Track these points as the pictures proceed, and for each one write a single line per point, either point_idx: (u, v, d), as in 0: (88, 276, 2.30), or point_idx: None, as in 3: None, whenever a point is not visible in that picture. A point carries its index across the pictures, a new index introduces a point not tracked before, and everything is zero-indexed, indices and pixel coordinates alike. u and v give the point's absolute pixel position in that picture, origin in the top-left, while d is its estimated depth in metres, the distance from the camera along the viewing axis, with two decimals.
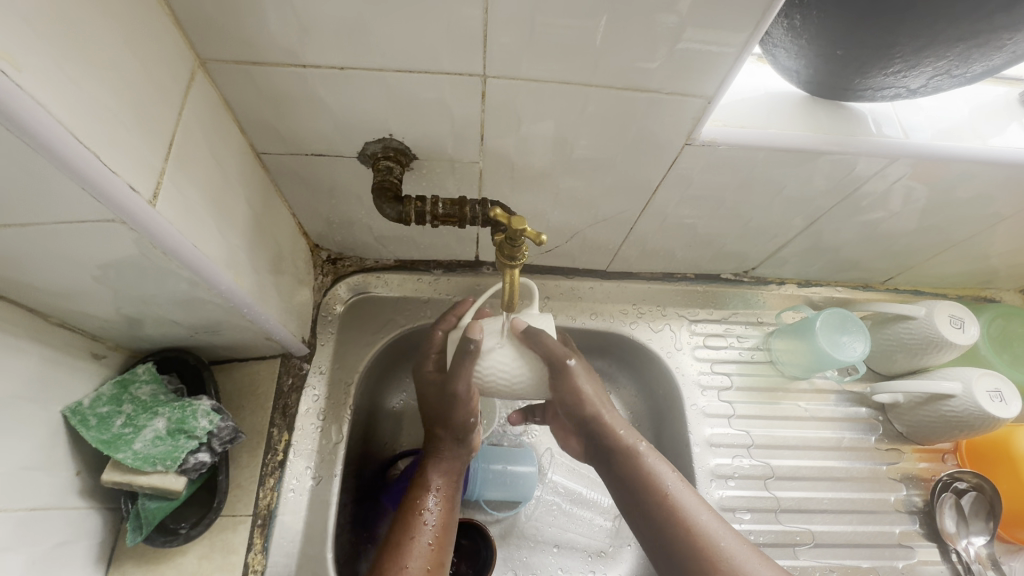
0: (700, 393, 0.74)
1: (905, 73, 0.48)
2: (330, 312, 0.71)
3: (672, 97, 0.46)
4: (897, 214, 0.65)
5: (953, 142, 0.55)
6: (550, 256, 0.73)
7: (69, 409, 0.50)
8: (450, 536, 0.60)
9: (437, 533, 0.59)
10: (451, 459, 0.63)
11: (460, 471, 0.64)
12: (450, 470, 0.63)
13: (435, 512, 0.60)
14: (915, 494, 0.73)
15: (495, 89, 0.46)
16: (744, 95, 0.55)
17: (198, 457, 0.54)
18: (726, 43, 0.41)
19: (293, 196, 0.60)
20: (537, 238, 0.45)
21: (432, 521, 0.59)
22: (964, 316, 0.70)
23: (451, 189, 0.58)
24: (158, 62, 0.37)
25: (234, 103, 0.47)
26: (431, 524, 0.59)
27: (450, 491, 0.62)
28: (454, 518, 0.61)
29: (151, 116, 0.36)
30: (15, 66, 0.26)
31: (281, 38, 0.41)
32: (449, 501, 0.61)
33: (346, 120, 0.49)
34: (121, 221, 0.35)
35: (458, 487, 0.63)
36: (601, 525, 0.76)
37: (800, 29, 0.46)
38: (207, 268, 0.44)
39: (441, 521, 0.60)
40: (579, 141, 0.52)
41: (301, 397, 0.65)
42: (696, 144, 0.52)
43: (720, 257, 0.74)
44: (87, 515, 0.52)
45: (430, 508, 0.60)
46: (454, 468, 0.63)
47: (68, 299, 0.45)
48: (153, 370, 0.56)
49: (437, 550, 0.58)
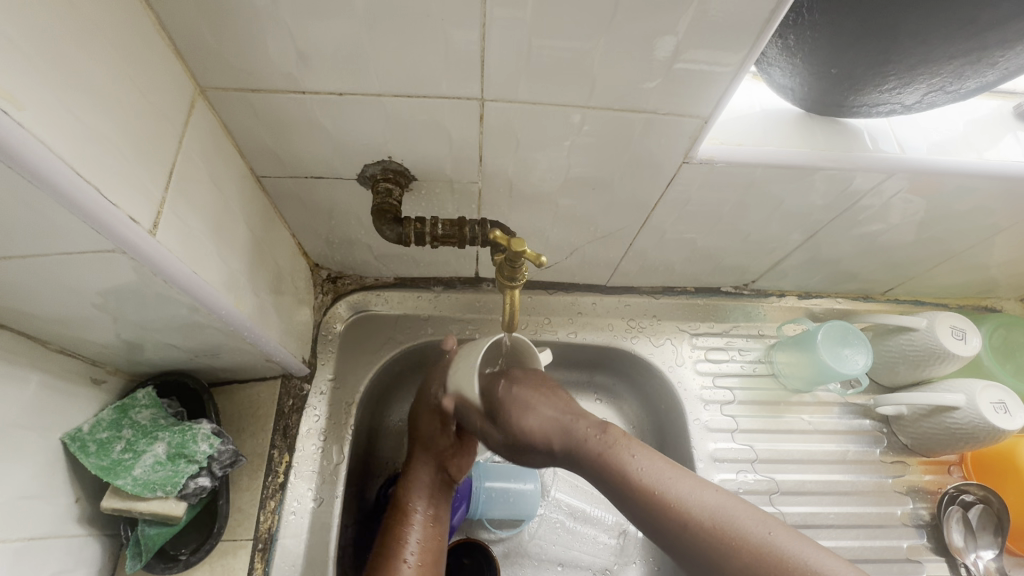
0: (702, 408, 0.74)
1: (900, 90, 0.48)
2: (331, 331, 0.71)
3: (668, 117, 0.47)
4: (894, 227, 0.65)
5: (949, 156, 0.56)
6: (550, 272, 0.73)
7: (69, 436, 0.49)
8: (435, 556, 0.59)
9: (418, 552, 0.58)
10: (431, 480, 0.63)
11: (443, 493, 0.64)
12: (431, 491, 0.63)
13: (415, 530, 0.59)
14: (921, 507, 0.73)
15: (492, 112, 0.46)
16: (741, 113, 0.55)
17: (198, 482, 0.54)
18: (722, 62, 0.42)
19: (293, 217, 0.60)
20: (537, 260, 0.45)
21: (413, 542, 0.59)
22: (966, 327, 0.70)
23: (450, 209, 0.58)
24: (158, 92, 0.37)
25: (234, 129, 0.47)
26: (413, 543, 0.59)
27: (432, 512, 0.62)
28: (438, 537, 0.60)
29: (151, 146, 0.36)
30: (18, 104, 0.26)
31: (280, 65, 0.41)
32: (431, 521, 0.60)
33: (345, 143, 0.49)
34: (120, 251, 0.35)
35: (442, 505, 0.63)
36: (604, 543, 0.75)
37: (794, 48, 0.47)
38: (206, 294, 0.44)
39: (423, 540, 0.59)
40: (577, 161, 0.52)
41: (302, 418, 0.65)
42: (694, 162, 0.52)
43: (719, 271, 0.75)
44: (86, 542, 0.52)
45: (412, 530, 0.59)
46: (433, 490, 0.63)
47: (67, 325, 0.45)
48: (153, 395, 0.56)
49: (421, 571, 0.57)
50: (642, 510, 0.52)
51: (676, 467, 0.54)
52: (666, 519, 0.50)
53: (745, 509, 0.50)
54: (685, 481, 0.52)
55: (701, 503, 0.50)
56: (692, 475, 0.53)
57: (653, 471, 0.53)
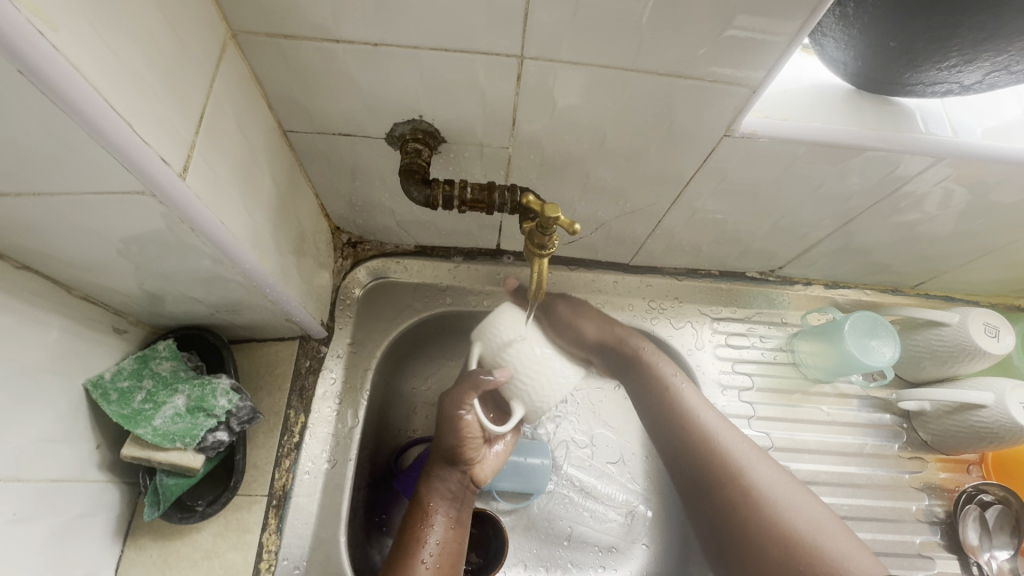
0: (720, 392, 0.73)
1: (960, 68, 0.45)
2: (349, 295, 0.70)
3: (715, 85, 0.45)
4: (935, 217, 0.63)
5: (1003, 142, 0.53)
6: (574, 247, 0.71)
7: (91, 382, 0.50)
8: (453, 558, 0.59)
9: (436, 553, 0.59)
10: (455, 485, 0.63)
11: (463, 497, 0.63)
12: (452, 495, 0.62)
13: (436, 530, 0.60)
14: (936, 505, 0.72)
15: (531, 71, 0.44)
16: (788, 87, 0.53)
17: (217, 436, 0.54)
18: (777, 29, 0.40)
19: (317, 176, 0.59)
20: (570, 227, 0.44)
21: (431, 542, 0.59)
22: (999, 325, 0.69)
23: (478, 175, 0.57)
24: (191, 31, 0.36)
25: (263, 78, 0.46)
26: (431, 544, 0.59)
27: (451, 516, 0.61)
28: (459, 541, 0.60)
29: (182, 86, 0.35)
30: (53, 26, 0.25)
31: (315, 10, 0.39)
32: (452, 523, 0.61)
33: (376, 99, 0.47)
34: (150, 194, 0.34)
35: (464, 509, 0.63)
36: (613, 521, 0.76)
37: (853, 19, 0.44)
38: (232, 246, 0.43)
39: (442, 542, 0.59)
40: (614, 129, 0.50)
41: (319, 380, 0.65)
42: (735, 136, 0.50)
43: (747, 254, 0.73)
44: (106, 488, 0.52)
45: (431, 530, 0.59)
46: (455, 492, 0.63)
47: (91, 271, 0.45)
48: (173, 347, 0.56)
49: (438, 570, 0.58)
50: (691, 443, 0.64)
51: (731, 429, 0.65)
52: (709, 455, 0.62)
53: (781, 478, 0.61)
54: (753, 457, 0.62)
55: (736, 448, 0.62)
56: (770, 467, 0.62)
57: (722, 431, 0.64)
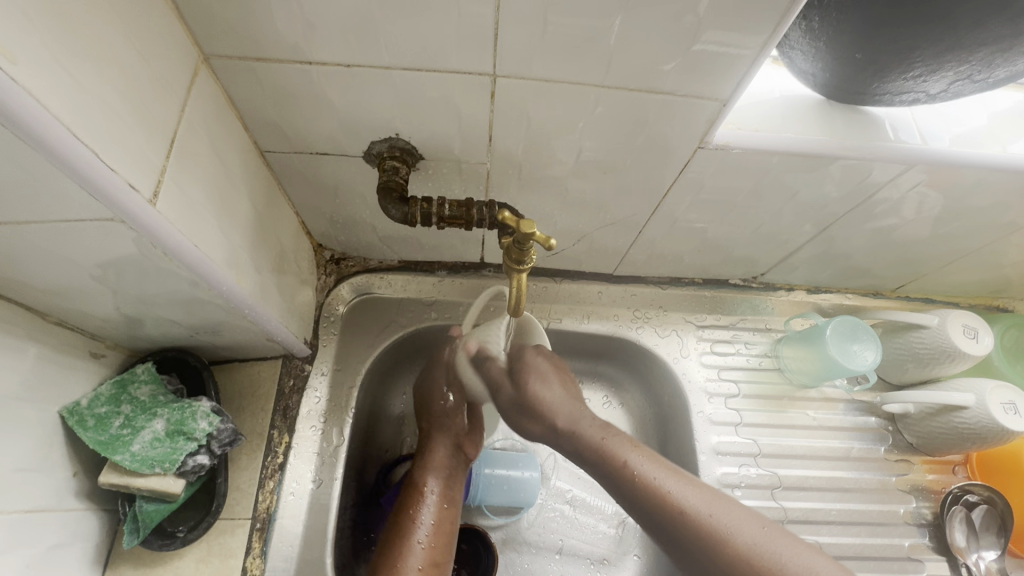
0: (706, 400, 0.73)
1: (925, 77, 0.46)
2: (333, 312, 0.70)
3: (686, 99, 0.45)
4: (910, 221, 0.64)
5: (972, 149, 0.54)
6: (557, 258, 0.71)
7: (67, 409, 0.49)
8: (446, 537, 0.58)
9: (429, 534, 0.57)
10: (447, 460, 0.63)
11: (457, 470, 0.64)
12: (447, 470, 0.62)
13: (427, 511, 0.59)
14: (924, 506, 0.72)
15: (504, 89, 0.45)
16: (758, 98, 0.54)
17: (197, 460, 0.53)
18: (743, 44, 0.40)
19: (297, 195, 0.59)
20: (546, 242, 0.44)
21: (427, 523, 0.58)
22: (977, 326, 0.70)
23: (457, 191, 0.57)
24: (159, 56, 0.36)
25: (238, 101, 0.46)
26: (426, 523, 0.58)
27: (447, 493, 0.61)
28: (452, 517, 0.60)
29: (150, 111, 0.35)
30: (11, 58, 0.25)
31: (287, 34, 0.40)
32: (444, 501, 0.60)
33: (353, 119, 0.48)
34: (119, 221, 0.34)
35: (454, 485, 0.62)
36: (604, 533, 0.75)
37: (818, 32, 0.45)
38: (207, 270, 0.43)
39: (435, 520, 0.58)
40: (590, 143, 0.50)
41: (303, 399, 0.65)
42: (710, 148, 0.50)
43: (729, 262, 0.73)
44: (83, 517, 0.51)
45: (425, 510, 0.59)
46: (446, 465, 0.62)
47: (66, 298, 0.44)
48: (153, 371, 0.55)
49: (432, 551, 0.57)
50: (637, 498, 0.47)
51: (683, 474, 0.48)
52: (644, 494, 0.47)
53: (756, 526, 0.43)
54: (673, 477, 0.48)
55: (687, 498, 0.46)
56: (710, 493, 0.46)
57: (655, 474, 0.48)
